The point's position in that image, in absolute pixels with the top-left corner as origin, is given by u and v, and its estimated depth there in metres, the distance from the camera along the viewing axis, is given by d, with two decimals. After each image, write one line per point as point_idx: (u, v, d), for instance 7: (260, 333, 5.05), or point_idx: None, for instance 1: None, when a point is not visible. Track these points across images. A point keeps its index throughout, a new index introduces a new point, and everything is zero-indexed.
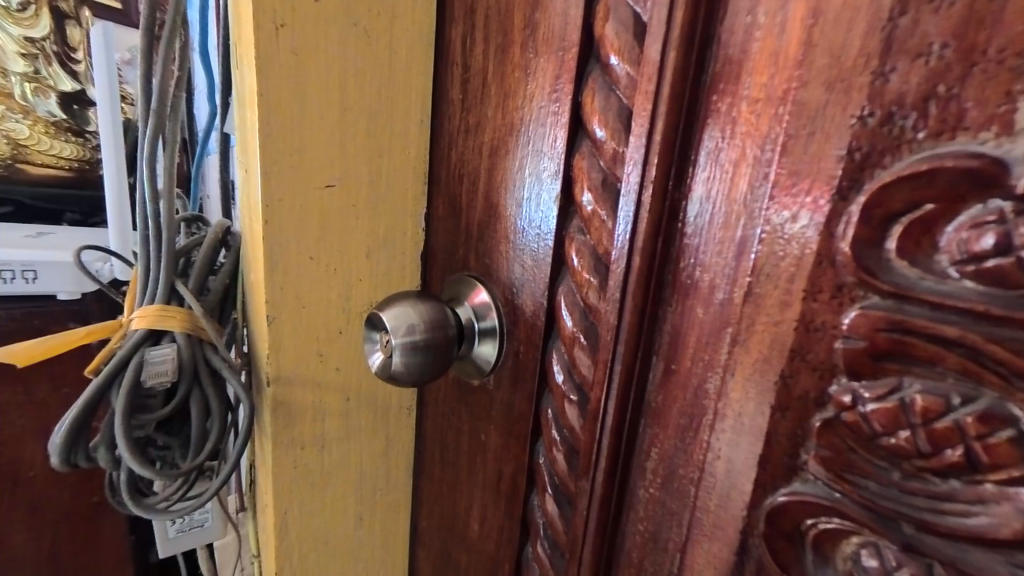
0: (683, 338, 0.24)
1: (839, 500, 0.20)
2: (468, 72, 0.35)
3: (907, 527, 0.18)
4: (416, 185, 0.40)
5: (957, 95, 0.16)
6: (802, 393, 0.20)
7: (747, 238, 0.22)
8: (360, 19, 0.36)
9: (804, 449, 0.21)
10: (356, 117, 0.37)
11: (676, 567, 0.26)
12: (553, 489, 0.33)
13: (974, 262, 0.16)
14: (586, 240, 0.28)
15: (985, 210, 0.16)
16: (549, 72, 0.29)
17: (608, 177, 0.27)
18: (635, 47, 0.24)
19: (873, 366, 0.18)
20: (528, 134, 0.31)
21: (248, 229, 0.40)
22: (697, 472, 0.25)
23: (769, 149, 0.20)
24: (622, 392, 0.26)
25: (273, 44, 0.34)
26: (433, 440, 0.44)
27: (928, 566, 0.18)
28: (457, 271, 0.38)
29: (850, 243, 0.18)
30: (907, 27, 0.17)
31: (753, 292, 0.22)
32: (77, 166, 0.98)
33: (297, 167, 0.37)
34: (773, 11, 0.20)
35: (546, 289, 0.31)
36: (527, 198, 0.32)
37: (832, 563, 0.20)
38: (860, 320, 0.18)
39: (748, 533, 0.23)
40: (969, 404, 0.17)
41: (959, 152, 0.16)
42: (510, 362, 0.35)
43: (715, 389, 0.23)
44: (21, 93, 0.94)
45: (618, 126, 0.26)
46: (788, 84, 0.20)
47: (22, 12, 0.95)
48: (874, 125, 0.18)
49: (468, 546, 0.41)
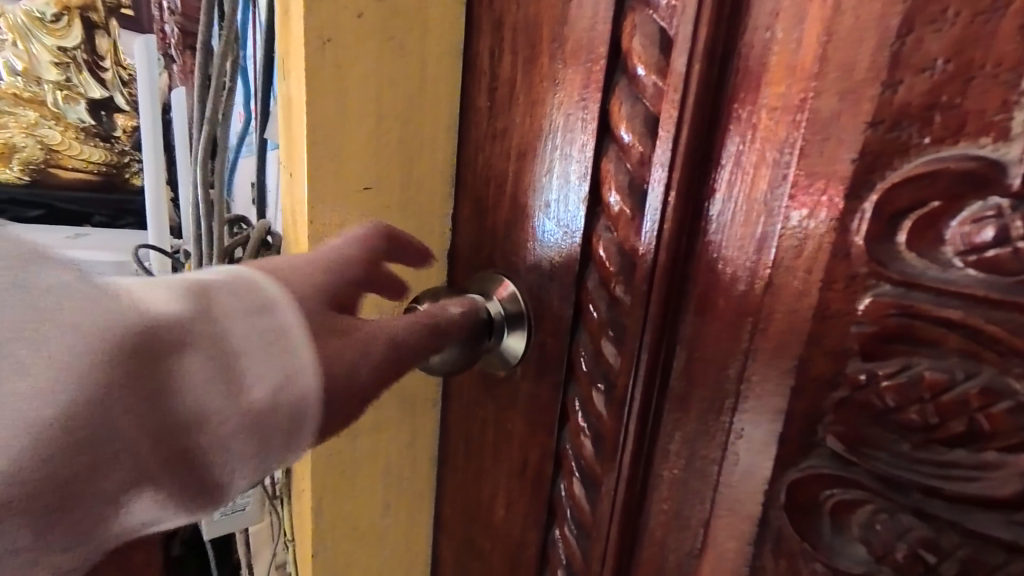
0: (705, 328, 0.26)
1: (855, 472, 0.21)
2: (496, 81, 0.37)
3: (917, 493, 0.20)
4: (443, 186, 0.42)
5: (959, 105, 0.18)
6: (818, 374, 0.22)
7: (767, 234, 0.24)
8: (396, 33, 0.38)
9: (821, 426, 0.22)
10: (391, 122, 0.39)
11: (698, 542, 0.28)
12: (579, 472, 0.35)
13: (975, 252, 0.18)
14: (612, 238, 0.31)
15: (984, 206, 0.18)
16: (576, 82, 0.31)
17: (633, 180, 0.29)
18: (660, 59, 0.27)
19: (884, 348, 0.20)
20: (555, 138, 0.33)
21: (292, 228, 0.42)
22: (719, 453, 0.26)
23: (788, 153, 0.23)
24: (648, 378, 0.28)
25: (319, 58, 0.36)
26: (457, 431, 0.46)
27: (938, 529, 0.20)
28: (483, 269, 0.40)
29: (862, 237, 0.20)
30: (912, 45, 0.19)
31: (773, 283, 0.24)
32: (104, 171, 1.08)
33: (339, 172, 0.39)
34: (790, 28, 0.22)
35: (573, 283, 0.33)
36: (553, 199, 0.34)
37: (848, 531, 0.22)
38: (872, 306, 0.20)
39: (769, 505, 0.25)
40: (972, 379, 0.18)
41: (960, 155, 0.18)
42: (536, 353, 0.37)
43: (736, 373, 0.25)
44: (53, 101, 1.06)
45: (643, 132, 0.28)
46: (804, 94, 0.22)
47: (56, 23, 1.04)
48: (883, 132, 0.20)
49: (492, 531, 0.43)
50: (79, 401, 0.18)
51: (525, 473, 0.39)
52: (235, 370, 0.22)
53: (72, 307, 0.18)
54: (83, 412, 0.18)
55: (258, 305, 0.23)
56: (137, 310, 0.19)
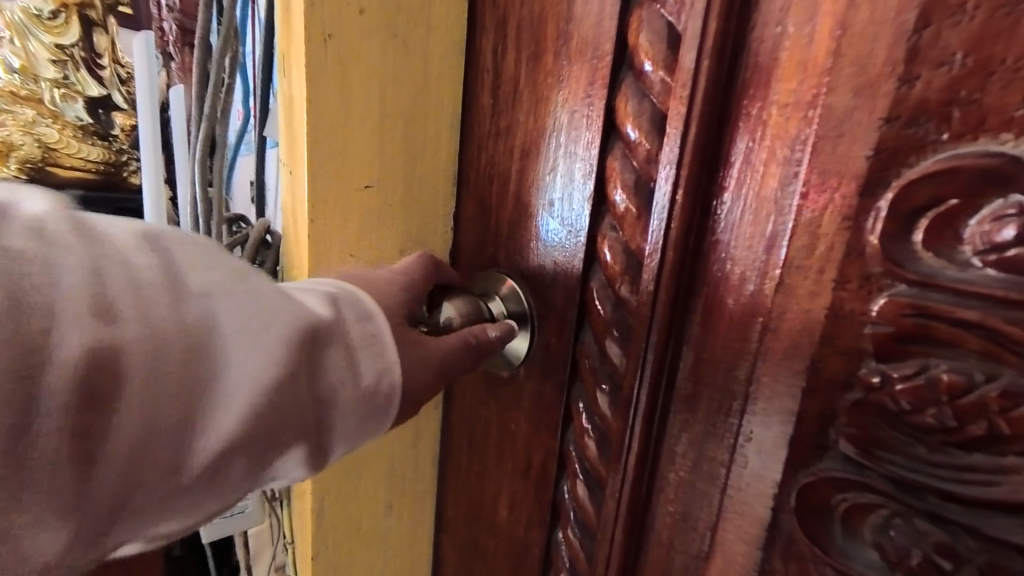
0: (713, 328, 0.26)
1: (868, 475, 0.21)
2: (499, 78, 0.37)
3: (932, 497, 0.20)
4: (446, 184, 0.42)
5: (977, 100, 0.18)
6: (831, 375, 0.22)
7: (777, 232, 0.23)
8: (399, 29, 0.37)
9: (833, 428, 0.22)
10: (393, 120, 0.39)
11: (706, 545, 0.28)
12: (583, 474, 0.34)
13: (995, 251, 0.18)
14: (619, 237, 0.30)
15: (1005, 204, 0.17)
16: (582, 79, 0.31)
17: (641, 178, 0.28)
18: (669, 55, 0.26)
19: (899, 349, 0.20)
20: (560, 136, 0.33)
21: (292, 228, 0.42)
22: (728, 455, 0.26)
23: (799, 150, 0.22)
24: (654, 379, 0.28)
25: (320, 54, 0.36)
26: (460, 433, 0.45)
27: (954, 533, 0.19)
28: (487, 268, 0.40)
29: (877, 236, 0.20)
30: (929, 39, 0.18)
31: (784, 283, 0.23)
32: (104, 169, 1.00)
33: (340, 170, 0.38)
34: (802, 22, 0.22)
35: (578, 283, 0.33)
36: (558, 198, 0.33)
37: (860, 535, 0.22)
38: (888, 306, 0.20)
39: (779, 509, 0.24)
40: (991, 381, 0.18)
41: (980, 152, 0.18)
42: (540, 354, 0.36)
43: (745, 375, 0.25)
44: (51, 98, 0.99)
45: (651, 130, 0.27)
46: (816, 90, 0.21)
47: (54, 20, 0.97)
48: (898, 128, 0.19)
49: (496, 533, 0.42)
50: (265, 379, 0.23)
51: (529, 474, 0.39)
52: (359, 362, 0.26)
53: (256, 310, 0.23)
54: (268, 389, 0.23)
55: (361, 316, 0.27)
56: (293, 309, 0.24)
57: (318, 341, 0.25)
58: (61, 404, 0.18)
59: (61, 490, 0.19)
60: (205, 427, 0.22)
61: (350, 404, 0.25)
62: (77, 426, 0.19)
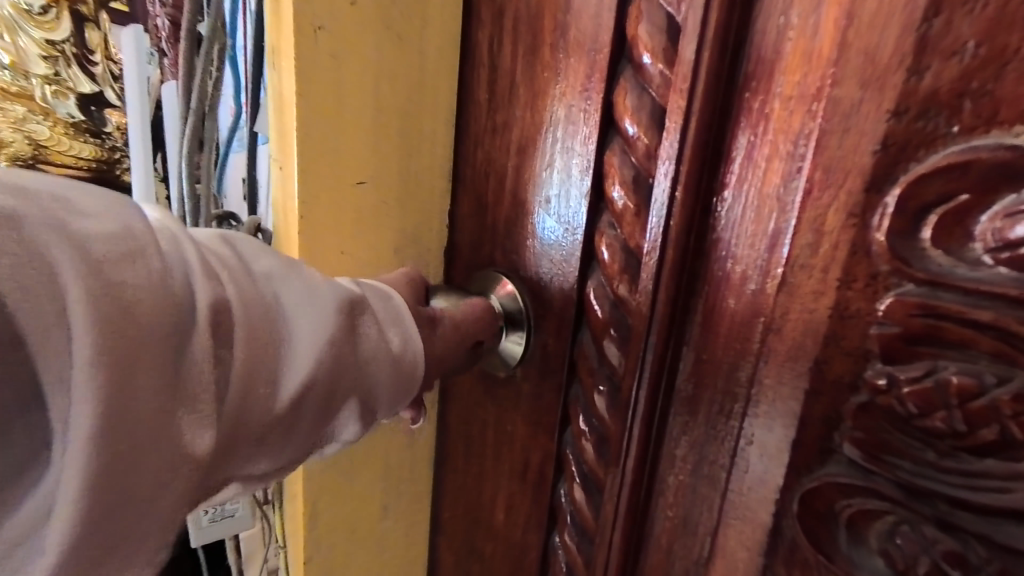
0: (713, 328, 0.25)
1: (874, 480, 0.20)
2: (496, 73, 0.36)
3: (942, 504, 0.19)
4: (442, 181, 0.41)
5: (990, 92, 0.17)
6: (835, 377, 0.21)
7: (780, 230, 0.22)
8: (394, 23, 0.37)
9: (838, 432, 0.21)
10: (388, 115, 0.38)
11: (706, 550, 0.27)
12: (581, 477, 0.33)
13: (1008, 249, 0.17)
14: (617, 235, 0.29)
15: (1018, 200, 0.17)
16: (580, 72, 0.30)
17: (640, 174, 0.28)
18: (668, 47, 0.25)
19: (907, 350, 0.19)
20: (557, 132, 0.32)
21: (283, 225, 0.41)
22: (728, 459, 0.25)
23: (803, 145, 0.21)
24: (653, 380, 0.27)
25: (311, 46, 0.35)
26: (456, 433, 0.44)
27: (964, 542, 0.19)
28: (483, 267, 0.39)
29: (884, 233, 0.19)
30: (941, 29, 0.18)
31: (787, 282, 0.22)
32: (97, 167, 1.00)
33: (333, 166, 0.38)
34: (806, 13, 0.21)
35: (576, 281, 0.32)
36: (555, 195, 0.33)
37: (866, 542, 0.21)
38: (895, 306, 0.19)
39: (782, 514, 0.23)
40: (1003, 385, 0.17)
41: (993, 145, 0.17)
42: (538, 354, 0.36)
43: (747, 376, 0.24)
44: (42, 96, 0.97)
45: (650, 124, 0.27)
46: (822, 82, 0.21)
47: (43, 15, 0.95)
48: (907, 121, 0.19)
49: (493, 535, 0.42)
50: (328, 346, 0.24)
51: (526, 476, 0.38)
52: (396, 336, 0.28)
53: (314, 289, 0.25)
54: (331, 357, 0.24)
55: (378, 294, 0.29)
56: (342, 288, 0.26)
57: (355, 311, 0.26)
58: (140, 375, 0.18)
59: (134, 472, 0.18)
60: (273, 391, 0.22)
61: (387, 367, 0.27)
62: (155, 397, 0.18)
